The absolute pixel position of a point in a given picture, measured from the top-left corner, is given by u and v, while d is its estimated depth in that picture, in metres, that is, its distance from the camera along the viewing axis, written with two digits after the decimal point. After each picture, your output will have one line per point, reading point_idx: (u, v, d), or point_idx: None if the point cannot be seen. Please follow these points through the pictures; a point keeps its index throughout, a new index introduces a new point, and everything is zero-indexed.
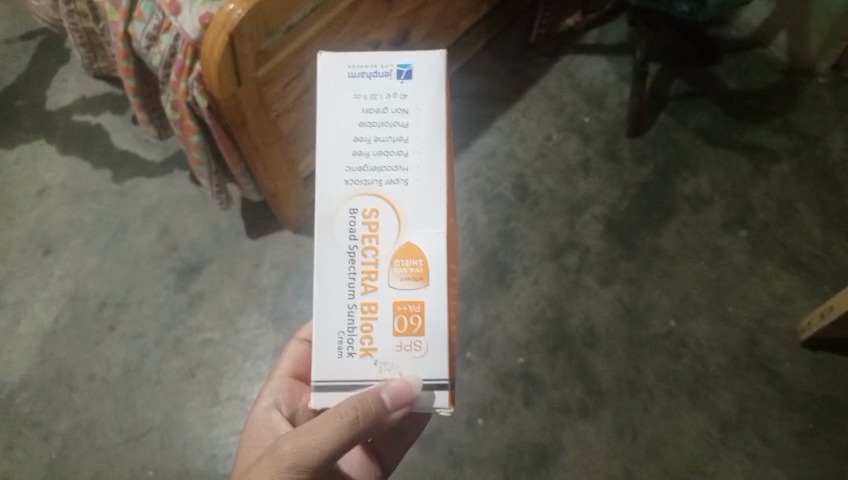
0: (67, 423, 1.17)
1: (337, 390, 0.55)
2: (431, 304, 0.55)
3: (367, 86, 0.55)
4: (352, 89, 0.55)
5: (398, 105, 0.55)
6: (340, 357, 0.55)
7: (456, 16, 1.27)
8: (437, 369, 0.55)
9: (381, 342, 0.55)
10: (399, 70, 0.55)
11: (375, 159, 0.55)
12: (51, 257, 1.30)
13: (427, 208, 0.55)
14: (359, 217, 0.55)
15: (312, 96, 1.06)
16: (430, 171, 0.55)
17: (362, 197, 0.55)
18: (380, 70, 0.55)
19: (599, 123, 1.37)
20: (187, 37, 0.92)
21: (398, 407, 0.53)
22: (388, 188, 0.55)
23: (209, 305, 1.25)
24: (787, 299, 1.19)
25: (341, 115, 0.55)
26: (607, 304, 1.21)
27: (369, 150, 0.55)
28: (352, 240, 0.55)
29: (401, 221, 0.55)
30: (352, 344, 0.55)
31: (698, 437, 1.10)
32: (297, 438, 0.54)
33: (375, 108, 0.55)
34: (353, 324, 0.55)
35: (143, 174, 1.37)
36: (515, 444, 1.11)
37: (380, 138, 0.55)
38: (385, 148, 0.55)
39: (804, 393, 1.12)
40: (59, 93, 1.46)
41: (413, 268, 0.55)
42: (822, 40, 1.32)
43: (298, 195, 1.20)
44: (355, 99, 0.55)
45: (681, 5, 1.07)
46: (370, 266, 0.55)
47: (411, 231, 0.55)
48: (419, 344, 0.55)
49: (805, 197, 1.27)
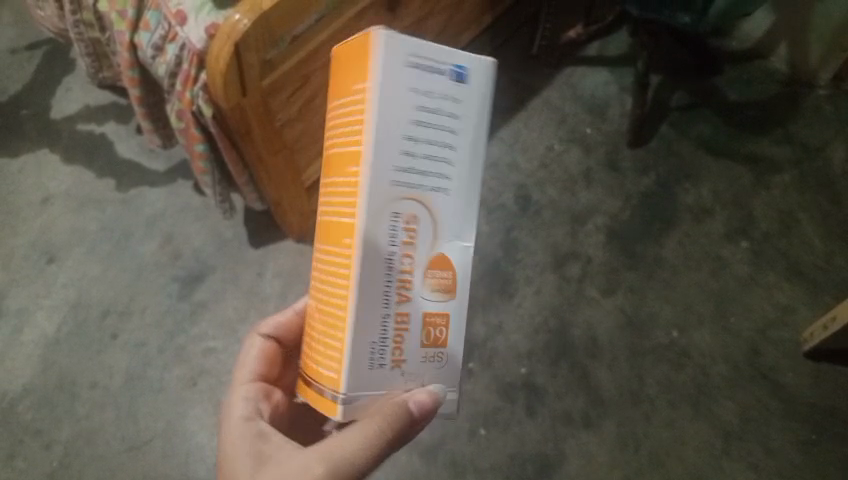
0: (69, 431, 1.17)
1: (365, 400, 0.50)
2: (454, 316, 0.53)
3: (423, 80, 0.48)
4: (407, 81, 0.48)
5: (450, 109, 0.49)
6: (371, 368, 0.50)
7: (459, 27, 1.28)
8: (452, 378, 0.54)
9: (410, 353, 0.51)
10: (455, 71, 0.49)
11: (422, 163, 0.49)
12: (55, 265, 1.31)
13: (461, 220, 0.52)
14: (400, 222, 0.49)
15: (317, 106, 1.06)
16: (467, 181, 0.52)
17: (405, 202, 0.49)
18: (438, 66, 0.48)
19: (601, 133, 1.37)
20: (192, 47, 0.93)
21: (423, 419, 0.51)
22: (431, 196, 0.50)
23: (212, 313, 1.25)
24: (788, 309, 1.19)
25: (392, 108, 0.47)
26: (609, 313, 1.21)
27: (417, 152, 0.49)
28: (391, 247, 0.49)
29: (438, 230, 0.51)
30: (384, 355, 0.50)
31: (701, 447, 1.10)
32: (325, 454, 0.50)
33: (429, 107, 0.49)
34: (386, 334, 0.50)
35: (146, 183, 1.38)
36: (517, 454, 1.11)
37: (430, 142, 0.49)
38: (433, 152, 0.49)
39: (807, 403, 1.12)
40: (63, 103, 1.47)
41: (442, 280, 0.52)
42: (822, 52, 1.33)
43: (301, 204, 1.20)
44: (408, 93, 0.48)
45: (683, 16, 1.08)
46: (406, 275, 0.50)
47: (446, 240, 0.51)
48: (441, 354, 0.53)
49: (807, 207, 1.28)
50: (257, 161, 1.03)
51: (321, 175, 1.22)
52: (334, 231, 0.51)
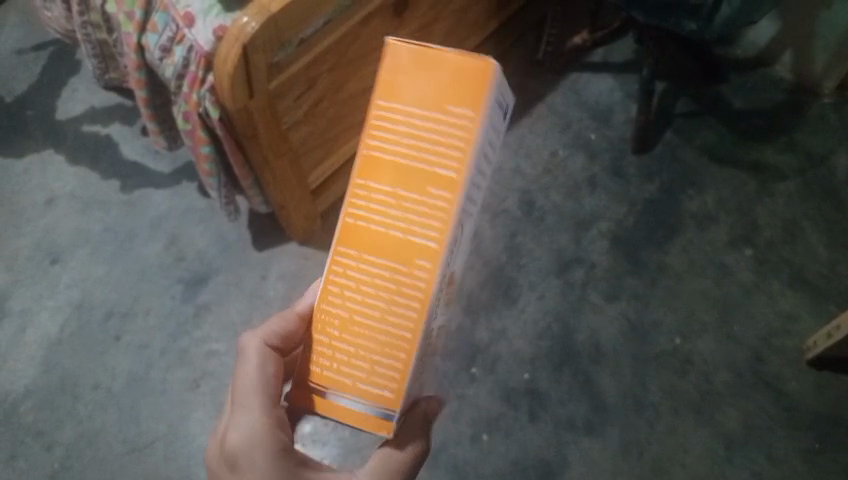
0: (71, 432, 1.17)
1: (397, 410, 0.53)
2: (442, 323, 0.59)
3: (500, 115, 0.52)
4: (495, 116, 0.51)
5: (498, 143, 0.55)
6: (412, 382, 0.52)
7: (465, 32, 1.28)
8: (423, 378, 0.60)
9: (424, 362, 0.55)
10: (507, 111, 0.55)
11: (477, 191, 0.53)
12: (58, 266, 1.31)
13: (469, 239, 0.58)
14: (456, 245, 0.52)
15: (323, 109, 1.06)
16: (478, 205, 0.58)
17: (463, 227, 0.52)
18: (506, 104, 0.53)
19: (605, 139, 1.37)
20: (200, 49, 0.93)
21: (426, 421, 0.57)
22: (470, 219, 0.54)
23: (215, 315, 1.25)
24: (792, 317, 1.19)
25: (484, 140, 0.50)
26: (612, 320, 1.21)
27: (479, 181, 0.53)
28: (449, 269, 0.52)
29: (462, 249, 0.56)
30: (420, 367, 0.53)
31: (703, 455, 1.10)
32: None
33: (494, 140, 0.53)
34: (426, 348, 0.53)
35: (151, 185, 1.38)
36: (519, 459, 1.11)
37: (486, 171, 0.54)
38: (483, 180, 0.54)
39: (810, 412, 1.12)
40: (69, 103, 1.47)
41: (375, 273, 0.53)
42: (827, 60, 1.33)
43: (306, 208, 1.20)
44: (493, 127, 0.51)
45: (689, 24, 1.09)
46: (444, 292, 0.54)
47: (461, 259, 0.57)
48: (429, 358, 0.58)
49: (810, 215, 1.28)
50: (263, 163, 1.03)
51: (326, 178, 1.22)
52: (396, 248, 0.50)
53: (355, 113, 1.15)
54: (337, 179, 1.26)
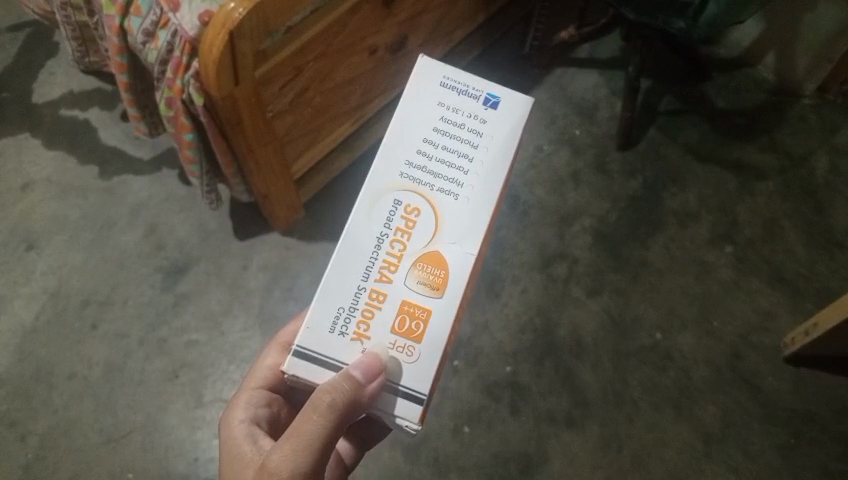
0: (46, 422, 1.16)
1: (314, 362, 0.60)
2: (435, 313, 0.62)
3: (453, 99, 0.66)
4: (441, 97, 0.66)
5: (474, 125, 0.65)
6: (332, 332, 0.61)
7: (452, 24, 1.27)
8: (417, 380, 0.61)
9: (376, 331, 0.61)
10: (488, 98, 0.66)
11: (435, 165, 0.64)
12: (34, 252, 1.28)
13: (461, 226, 0.63)
14: (400, 209, 0.63)
15: (308, 99, 1.05)
16: (479, 192, 0.64)
17: (410, 195, 0.63)
18: (471, 91, 0.66)
19: (590, 135, 1.38)
20: (185, 34, 0.91)
21: (370, 381, 0.57)
22: (435, 194, 0.63)
23: (195, 306, 1.23)
24: (770, 315, 1.21)
25: (420, 116, 0.65)
26: (594, 314, 1.22)
27: (432, 156, 0.64)
28: (385, 229, 0.63)
29: (436, 230, 0.63)
30: (347, 325, 0.61)
31: (682, 449, 1.12)
32: (294, 436, 0.55)
33: (454, 121, 0.65)
34: (356, 304, 0.61)
35: (130, 172, 1.35)
36: (500, 453, 1.12)
37: (446, 153, 0.64)
38: (448, 159, 0.64)
39: (787, 408, 1.14)
40: (46, 87, 1.43)
41: (435, 276, 0.62)
42: (809, 63, 1.35)
43: (290, 199, 1.19)
44: (439, 106, 0.65)
45: (677, 22, 1.09)
46: (392, 257, 0.62)
47: (444, 242, 0.63)
48: (412, 349, 0.61)
49: (790, 215, 1.29)
50: (246, 153, 1.02)
51: (309, 168, 1.22)
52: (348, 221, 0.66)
53: (343, 104, 1.14)
54: (322, 169, 1.26)
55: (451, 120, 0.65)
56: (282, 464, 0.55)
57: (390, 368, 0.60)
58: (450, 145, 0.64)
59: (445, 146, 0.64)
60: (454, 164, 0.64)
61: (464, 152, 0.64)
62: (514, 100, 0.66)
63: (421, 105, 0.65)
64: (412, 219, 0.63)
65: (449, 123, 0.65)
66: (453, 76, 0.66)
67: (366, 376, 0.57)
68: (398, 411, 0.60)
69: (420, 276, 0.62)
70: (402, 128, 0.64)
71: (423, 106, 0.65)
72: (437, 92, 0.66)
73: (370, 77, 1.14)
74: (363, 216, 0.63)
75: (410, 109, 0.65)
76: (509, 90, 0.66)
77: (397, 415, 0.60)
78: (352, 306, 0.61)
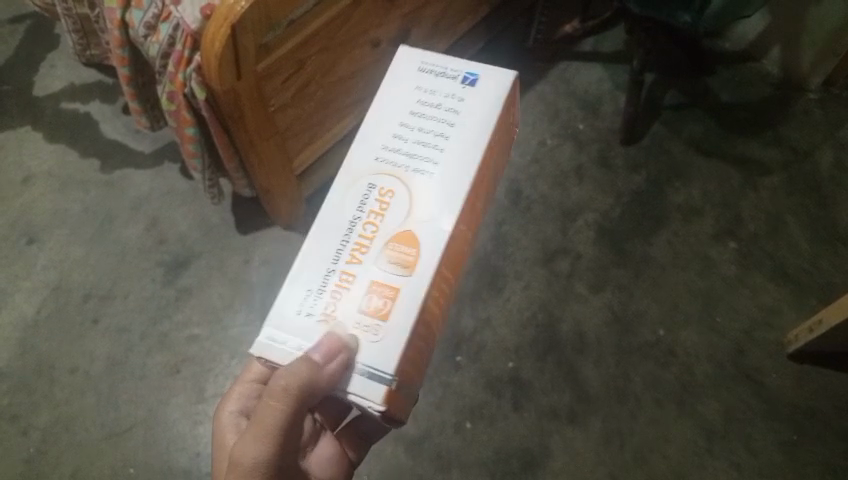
0: (48, 416, 1.16)
1: (279, 342, 0.59)
2: (405, 292, 0.60)
3: (430, 83, 0.68)
4: (418, 82, 0.69)
5: (451, 104, 0.67)
6: (299, 313, 0.60)
7: (455, 17, 1.26)
8: (381, 359, 0.57)
9: (343, 312, 0.59)
10: (465, 77, 0.68)
11: (411, 146, 0.66)
12: (35, 246, 1.28)
13: (436, 204, 0.63)
14: (375, 191, 0.64)
15: (310, 92, 1.04)
16: (455, 169, 0.64)
17: (386, 176, 0.64)
18: (448, 73, 0.68)
19: (593, 130, 1.37)
20: (187, 28, 0.90)
21: (328, 362, 0.55)
22: (411, 174, 0.64)
23: (197, 300, 1.23)
24: (774, 311, 1.21)
25: (398, 101, 0.68)
26: (597, 310, 1.21)
27: (409, 137, 0.66)
28: (359, 210, 0.63)
29: (410, 209, 0.63)
30: (315, 306, 0.60)
31: (684, 446, 1.11)
32: (259, 425, 0.58)
33: (431, 103, 0.67)
34: (325, 285, 0.60)
35: (131, 165, 1.34)
36: (502, 449, 1.11)
37: (422, 133, 0.66)
38: (425, 139, 0.66)
39: (790, 405, 1.14)
40: (47, 80, 1.43)
41: (406, 254, 0.61)
42: (814, 57, 1.34)
43: (290, 193, 1.18)
44: (416, 91, 0.68)
45: (683, 15, 1.06)
46: (364, 239, 0.62)
47: (417, 220, 0.62)
48: (379, 328, 0.58)
49: (794, 210, 1.29)
50: (245, 146, 1.00)
51: (312, 162, 1.21)
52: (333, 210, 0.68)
53: (344, 99, 1.13)
54: (324, 165, 1.25)
55: (428, 102, 0.67)
56: (249, 450, 0.57)
57: (349, 345, 0.57)
58: (428, 126, 0.66)
59: (422, 127, 0.66)
60: (429, 143, 0.65)
61: (441, 131, 0.66)
62: (491, 77, 0.68)
63: (400, 91, 0.68)
64: (386, 199, 0.63)
65: (426, 105, 0.67)
66: (430, 63, 0.69)
67: (325, 356, 0.55)
68: (355, 390, 0.57)
69: (391, 255, 0.61)
70: (381, 114, 0.67)
71: (402, 93, 0.68)
72: (415, 78, 0.69)
73: (372, 71, 1.13)
74: (338, 200, 0.64)
75: (387, 97, 0.68)
76: (486, 69, 0.68)
77: (353, 393, 0.57)
78: (321, 287, 0.60)
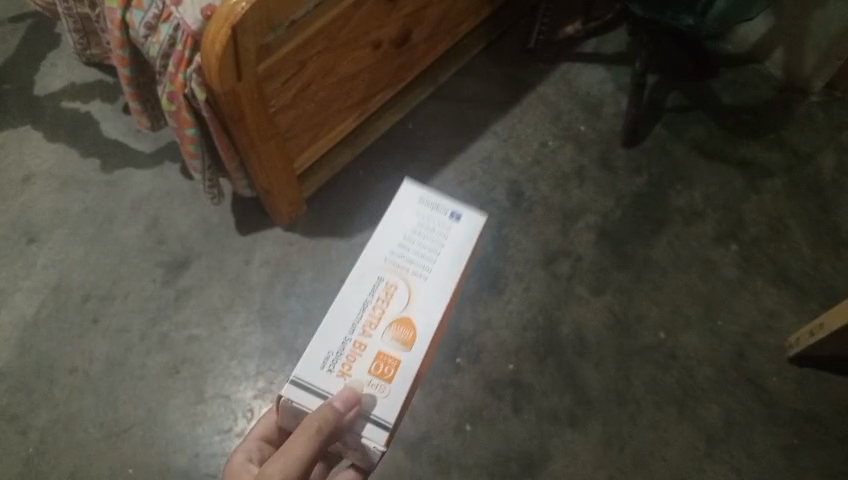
0: (46, 417, 1.15)
1: (305, 391, 0.73)
2: (403, 365, 0.76)
3: (429, 209, 0.85)
4: (420, 206, 0.85)
5: (443, 231, 0.83)
6: (322, 368, 0.74)
7: (456, 19, 1.25)
8: (384, 411, 0.72)
9: (357, 371, 0.75)
10: (454, 212, 0.85)
11: (411, 256, 0.82)
12: (35, 245, 1.28)
13: (428, 303, 0.79)
14: (383, 285, 0.80)
15: (312, 91, 1.04)
16: (442, 281, 0.80)
17: (390, 275, 0.81)
18: (443, 207, 0.85)
19: (595, 132, 1.37)
20: (187, 28, 0.90)
21: (349, 409, 0.69)
22: (410, 276, 0.81)
23: (197, 300, 1.23)
24: (775, 315, 1.20)
25: (403, 218, 0.84)
26: (598, 312, 1.21)
27: (409, 250, 0.82)
28: (370, 296, 0.79)
29: (409, 302, 0.79)
30: (335, 365, 0.75)
31: (684, 450, 1.11)
32: (280, 458, 0.63)
33: (428, 226, 0.84)
34: (342, 350, 0.76)
35: (132, 165, 1.34)
36: (502, 451, 1.11)
37: (419, 249, 0.82)
38: (421, 253, 0.82)
39: (790, 409, 1.13)
40: (47, 79, 1.42)
41: (406, 336, 0.77)
42: (818, 60, 1.33)
43: (291, 192, 1.18)
44: (416, 213, 0.85)
45: (686, 17, 1.07)
46: (373, 318, 0.78)
47: (413, 311, 0.78)
48: (383, 387, 0.74)
49: (796, 214, 1.28)
50: (246, 146, 1.00)
51: (312, 161, 1.20)
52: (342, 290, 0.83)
53: (345, 100, 1.13)
54: None
55: (425, 224, 0.84)
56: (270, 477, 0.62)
57: (365, 400, 0.73)
58: (424, 243, 0.83)
59: (420, 243, 0.83)
60: (425, 256, 0.82)
61: (434, 249, 0.82)
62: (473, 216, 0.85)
63: (403, 210, 0.85)
64: (390, 292, 0.80)
65: (424, 226, 0.84)
66: (430, 195, 0.85)
67: (345, 405, 0.68)
68: (366, 433, 0.72)
69: (393, 336, 0.77)
70: (389, 225, 0.83)
71: (405, 211, 0.85)
72: (417, 203, 0.85)
73: (372, 72, 1.13)
74: (353, 286, 0.80)
75: (399, 204, 0.85)
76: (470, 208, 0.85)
77: (365, 436, 0.72)
78: (339, 351, 0.76)
